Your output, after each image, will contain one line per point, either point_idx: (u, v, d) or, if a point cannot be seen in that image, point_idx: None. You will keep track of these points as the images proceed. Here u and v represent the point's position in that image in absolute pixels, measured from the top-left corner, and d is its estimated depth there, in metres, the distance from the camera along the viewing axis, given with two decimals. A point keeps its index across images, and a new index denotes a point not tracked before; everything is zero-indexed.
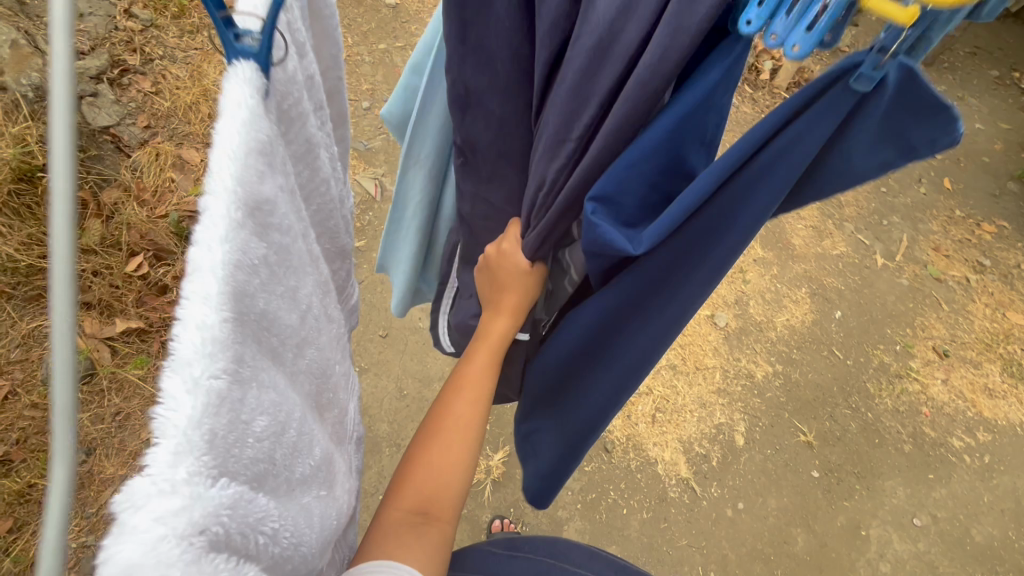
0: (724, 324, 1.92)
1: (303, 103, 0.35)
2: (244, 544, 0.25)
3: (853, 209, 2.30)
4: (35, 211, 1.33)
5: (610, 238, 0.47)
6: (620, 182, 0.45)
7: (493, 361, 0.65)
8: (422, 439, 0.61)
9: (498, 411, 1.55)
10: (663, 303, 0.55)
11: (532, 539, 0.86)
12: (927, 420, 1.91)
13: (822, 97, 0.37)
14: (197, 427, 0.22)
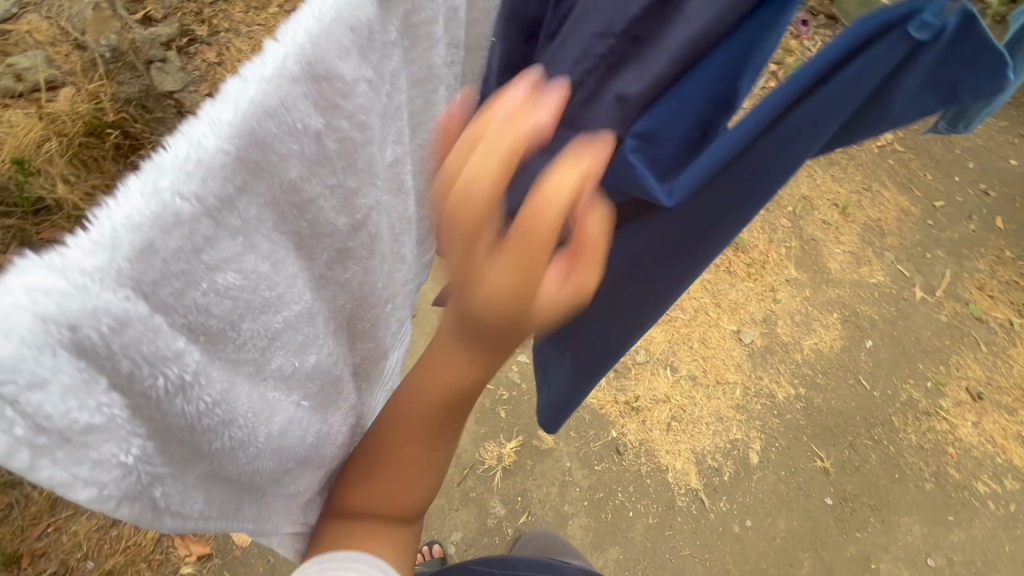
0: (749, 341, 1.90)
1: (432, 26, 0.45)
2: (134, 373, 0.27)
3: (895, 239, 2.24)
4: (100, 164, 1.38)
5: (642, 179, 0.49)
6: (663, 122, 0.47)
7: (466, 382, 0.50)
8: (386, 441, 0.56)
9: (515, 401, 1.56)
10: (690, 239, 0.57)
11: (527, 560, 0.89)
12: (953, 461, 1.85)
13: (871, 48, 0.39)
14: (140, 220, 0.24)
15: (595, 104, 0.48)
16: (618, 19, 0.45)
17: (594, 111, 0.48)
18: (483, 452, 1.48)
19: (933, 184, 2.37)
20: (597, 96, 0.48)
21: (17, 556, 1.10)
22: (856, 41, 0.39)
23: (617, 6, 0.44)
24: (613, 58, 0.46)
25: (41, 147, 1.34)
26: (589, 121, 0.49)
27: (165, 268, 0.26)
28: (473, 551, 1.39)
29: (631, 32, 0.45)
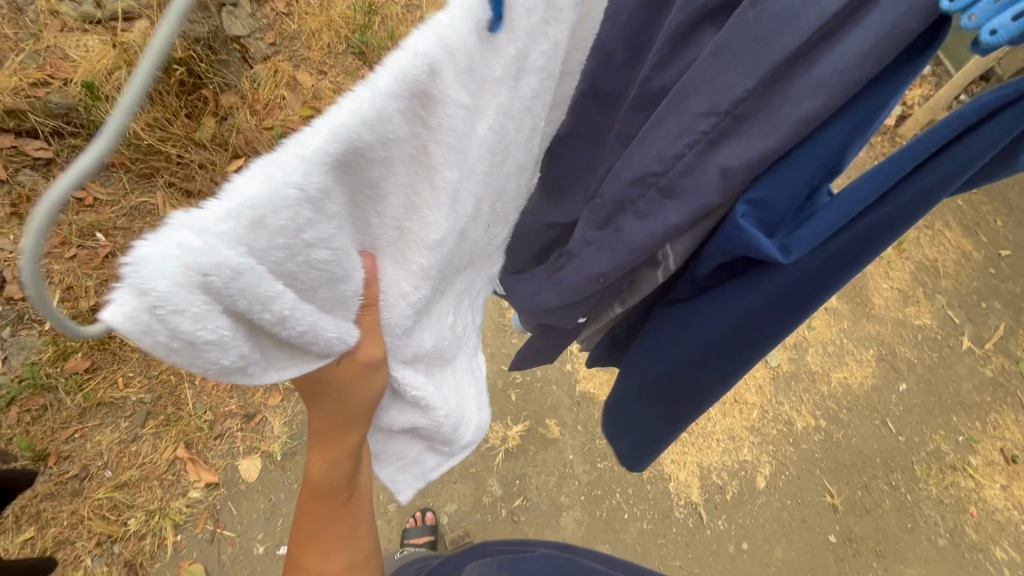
0: (775, 364, 1.84)
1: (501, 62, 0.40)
2: (241, 330, 0.30)
3: (950, 282, 2.12)
4: (163, 98, 1.42)
5: (755, 240, 0.44)
6: (779, 188, 0.43)
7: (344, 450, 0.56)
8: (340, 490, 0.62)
9: (528, 386, 1.57)
10: (801, 303, 0.52)
11: (539, 539, 0.90)
12: (972, 521, 1.77)
13: (998, 117, 0.40)
14: (252, 205, 0.27)
15: (694, 176, 0.44)
16: (723, 98, 0.41)
17: (690, 183, 0.44)
18: (488, 431, 1.49)
19: (1002, 231, 2.22)
20: (696, 169, 0.44)
21: (45, 453, 1.18)
22: (981, 112, 0.40)
23: (724, 86, 0.41)
24: (716, 134, 0.42)
25: (110, 74, 1.37)
26: (683, 192, 0.45)
27: (271, 245, 0.29)
28: (464, 526, 1.40)
29: (736, 109, 0.41)
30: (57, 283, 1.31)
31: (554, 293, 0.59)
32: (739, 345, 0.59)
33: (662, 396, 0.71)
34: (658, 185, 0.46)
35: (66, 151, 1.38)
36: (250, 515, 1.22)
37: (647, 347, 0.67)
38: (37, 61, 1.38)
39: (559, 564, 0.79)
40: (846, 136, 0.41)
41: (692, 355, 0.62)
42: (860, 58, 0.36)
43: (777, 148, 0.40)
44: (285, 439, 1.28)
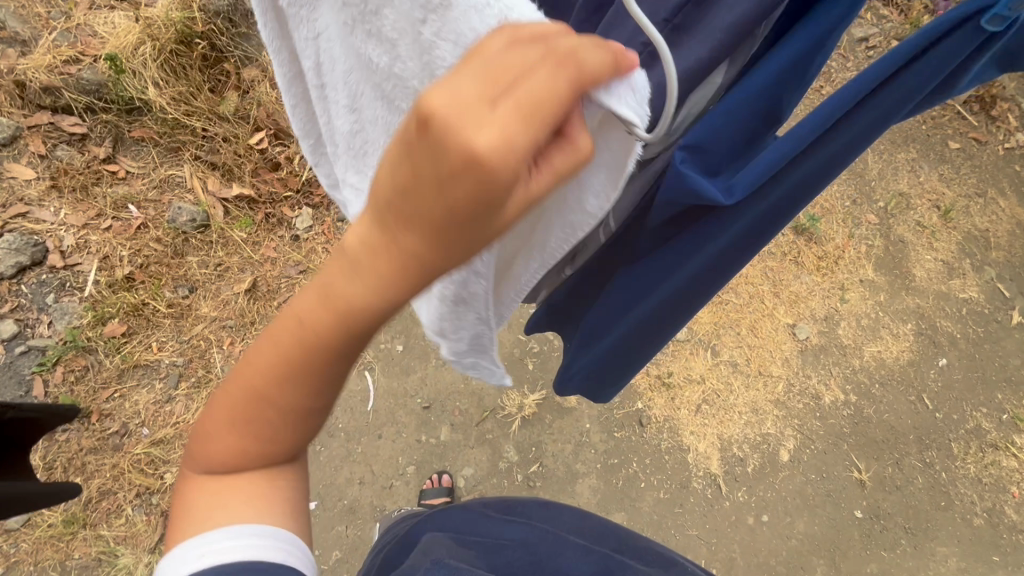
0: (804, 337, 1.78)
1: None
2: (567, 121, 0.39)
3: (1000, 253, 2.00)
4: (189, 72, 1.46)
5: (697, 186, 0.49)
6: (714, 130, 0.47)
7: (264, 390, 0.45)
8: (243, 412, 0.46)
9: (545, 355, 1.56)
10: (762, 228, 0.58)
11: (528, 508, 0.86)
12: (1014, 501, 1.69)
13: (936, 48, 0.43)
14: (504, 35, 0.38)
15: None
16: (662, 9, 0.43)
17: None
18: (505, 399, 1.49)
19: None
20: None
21: (88, 411, 1.27)
22: (919, 47, 0.44)
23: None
24: (656, 47, 0.43)
25: (136, 50, 1.42)
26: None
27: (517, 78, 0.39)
28: (480, 490, 1.41)
29: (674, 20, 0.43)
30: (95, 253, 1.38)
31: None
32: (699, 279, 0.64)
33: (630, 342, 0.77)
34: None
35: (99, 127, 1.44)
36: None
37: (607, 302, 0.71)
38: (69, 38, 1.44)
39: (536, 550, 0.73)
40: (781, 71, 0.45)
41: (659, 297, 0.68)
42: None
43: (711, 56, 0.43)
44: None
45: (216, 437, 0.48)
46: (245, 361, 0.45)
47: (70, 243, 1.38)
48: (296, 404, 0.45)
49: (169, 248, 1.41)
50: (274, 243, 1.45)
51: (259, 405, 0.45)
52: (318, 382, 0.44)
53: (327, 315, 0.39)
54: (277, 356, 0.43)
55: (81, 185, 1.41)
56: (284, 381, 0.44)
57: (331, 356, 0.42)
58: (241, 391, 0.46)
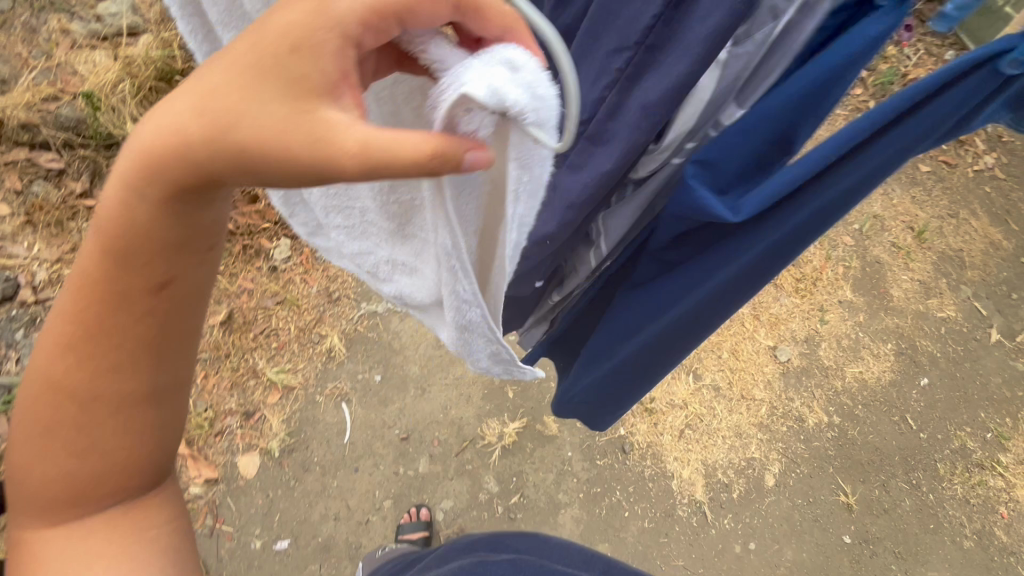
0: (785, 359, 1.79)
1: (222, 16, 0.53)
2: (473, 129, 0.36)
3: (976, 273, 2.04)
4: None
5: (708, 205, 0.48)
6: (726, 149, 0.47)
7: (59, 399, 0.40)
8: (44, 434, 0.41)
9: (525, 383, 1.55)
10: (768, 256, 0.55)
11: (518, 540, 0.80)
12: (1003, 522, 1.67)
13: (963, 83, 0.41)
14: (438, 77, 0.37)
15: (618, 117, 0.45)
16: (632, 34, 0.43)
17: (616, 125, 0.46)
18: (485, 428, 1.47)
19: None
20: (618, 109, 0.45)
21: None
22: (949, 77, 0.40)
23: (630, 23, 0.43)
24: (631, 71, 0.43)
25: (116, 86, 1.43)
26: (610, 137, 0.46)
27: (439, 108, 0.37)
28: (460, 523, 1.38)
29: (646, 40, 0.42)
30: None
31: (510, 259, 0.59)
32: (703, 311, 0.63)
33: (628, 370, 0.76)
34: (585, 133, 0.49)
35: (77, 162, 1.44)
36: (248, 510, 1.31)
37: (608, 322, 0.70)
38: (49, 77, 1.46)
39: (519, 567, 0.67)
40: (800, 99, 0.42)
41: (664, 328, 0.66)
42: None
43: (693, 70, 0.40)
44: (283, 436, 1.39)
45: (29, 467, 0.42)
46: (35, 364, 0.41)
47: (42, 279, 1.37)
48: (112, 385, 0.41)
49: None
50: (252, 274, 1.54)
51: (64, 402, 0.41)
52: (125, 348, 0.40)
53: (111, 250, 0.37)
54: (64, 325, 0.40)
55: (56, 220, 1.41)
56: (79, 357, 0.40)
57: (123, 299, 0.39)
58: (38, 402, 0.41)
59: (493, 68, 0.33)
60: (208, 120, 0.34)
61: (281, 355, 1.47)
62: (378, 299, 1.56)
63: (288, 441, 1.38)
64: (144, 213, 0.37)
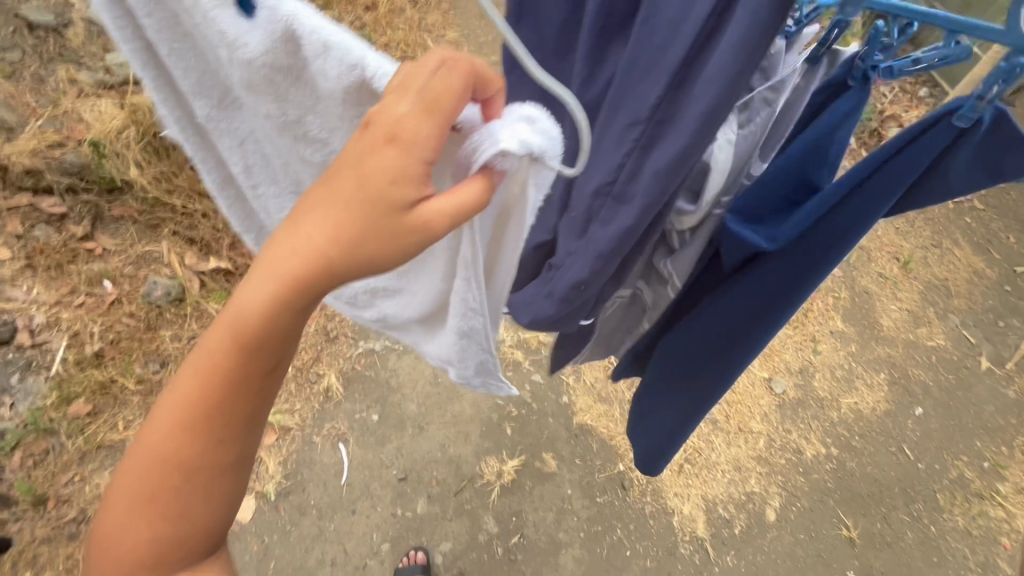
0: (780, 391, 1.80)
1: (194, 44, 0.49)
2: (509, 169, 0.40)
3: (963, 302, 2.09)
4: (171, 153, 1.51)
5: (746, 237, 0.53)
6: (761, 189, 0.52)
7: (170, 476, 0.42)
8: (142, 511, 0.42)
9: (524, 419, 1.55)
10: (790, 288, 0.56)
11: None
12: (1005, 553, 1.66)
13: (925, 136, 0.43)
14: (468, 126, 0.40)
15: (637, 180, 0.46)
16: (642, 108, 0.45)
17: (636, 188, 0.47)
18: (483, 466, 1.46)
19: (1017, 248, 2.23)
20: (637, 174, 0.46)
21: (45, 497, 1.20)
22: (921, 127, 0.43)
23: (642, 97, 0.45)
24: (646, 139, 0.45)
25: (120, 133, 1.44)
26: (632, 197, 0.47)
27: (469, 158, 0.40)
28: (459, 565, 1.35)
29: (656, 115, 0.44)
30: (66, 330, 1.37)
31: (545, 306, 0.60)
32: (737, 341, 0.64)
33: (671, 396, 0.78)
34: (612, 192, 0.50)
35: (78, 207, 1.47)
36: (243, 557, 1.28)
37: (667, 339, 0.71)
38: (55, 125, 1.50)
39: None
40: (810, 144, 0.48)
41: (711, 353, 0.67)
42: (735, 47, 0.35)
43: (697, 143, 0.41)
44: (279, 479, 1.37)
45: (119, 535, 0.42)
46: (146, 432, 0.42)
47: (40, 321, 1.37)
48: (216, 460, 0.42)
49: (142, 322, 1.41)
50: None
51: (171, 474, 0.42)
52: (233, 427, 0.42)
53: (236, 337, 0.40)
54: (181, 404, 0.41)
55: (56, 263, 1.42)
56: (191, 437, 0.41)
57: (242, 379, 0.41)
58: (143, 470, 0.42)
59: (520, 124, 0.37)
60: (350, 229, 0.37)
61: (278, 396, 1.46)
62: (376, 337, 1.57)
63: (284, 484, 1.37)
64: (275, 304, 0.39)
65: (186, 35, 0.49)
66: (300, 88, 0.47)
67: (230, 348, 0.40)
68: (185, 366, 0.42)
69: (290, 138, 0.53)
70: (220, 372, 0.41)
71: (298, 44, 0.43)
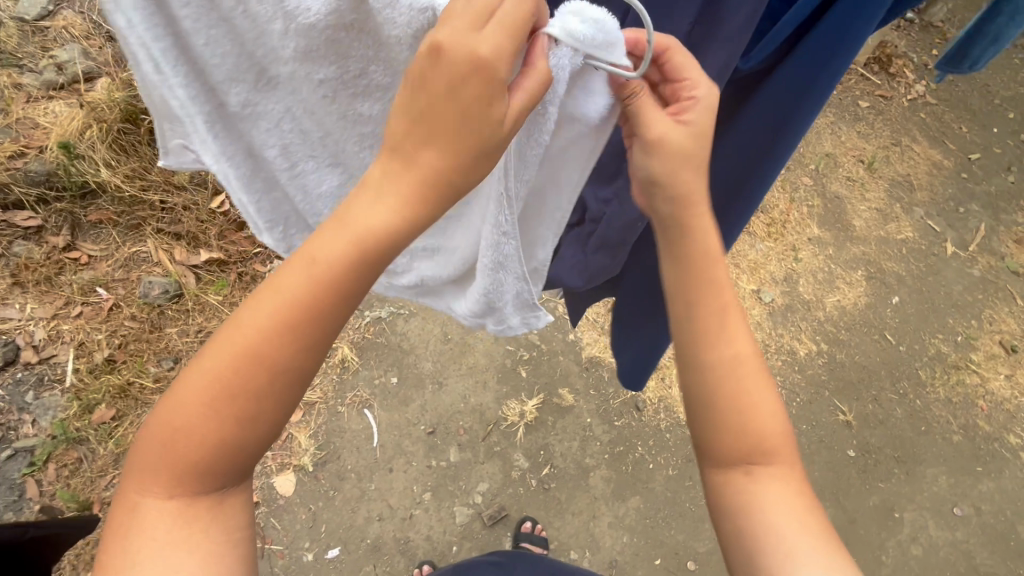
0: (769, 300, 1.90)
1: (233, 28, 0.56)
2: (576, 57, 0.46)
3: (926, 194, 2.20)
4: (138, 149, 1.48)
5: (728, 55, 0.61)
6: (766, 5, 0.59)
7: (251, 370, 0.45)
8: (215, 398, 0.45)
9: (536, 360, 1.62)
10: (781, 121, 0.62)
11: None
12: (983, 414, 1.83)
13: None
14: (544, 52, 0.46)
15: None
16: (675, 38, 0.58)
17: None
18: (505, 409, 1.53)
19: (968, 137, 2.36)
20: None
21: (89, 503, 1.20)
22: None
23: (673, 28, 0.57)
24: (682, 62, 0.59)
25: (83, 133, 1.42)
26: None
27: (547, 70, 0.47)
28: (499, 501, 1.43)
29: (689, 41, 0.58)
30: (70, 341, 1.36)
31: (600, 257, 0.72)
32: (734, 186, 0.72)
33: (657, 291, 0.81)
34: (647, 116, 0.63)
35: (54, 216, 1.42)
36: (294, 527, 1.33)
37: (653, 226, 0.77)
38: (11, 134, 1.43)
39: None
40: None
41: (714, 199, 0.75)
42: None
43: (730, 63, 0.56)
44: (313, 451, 1.41)
45: (190, 426, 0.45)
46: (236, 330, 0.45)
47: (41, 337, 1.35)
48: (292, 369, 0.45)
49: (146, 323, 1.40)
50: None
51: (252, 373, 0.45)
52: (322, 337, 0.46)
53: (351, 244, 0.44)
54: (282, 304, 0.45)
55: (45, 277, 1.39)
56: (285, 336, 0.45)
57: (336, 288, 0.45)
58: (226, 364, 0.45)
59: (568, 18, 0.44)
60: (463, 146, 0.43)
61: None
62: (380, 305, 1.60)
63: (319, 455, 1.41)
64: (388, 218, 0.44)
65: (219, 21, 0.56)
66: (359, 41, 0.52)
67: (339, 256, 0.44)
68: (287, 267, 0.45)
69: (346, 97, 0.58)
70: (326, 275, 0.44)
71: (331, 18, 0.50)
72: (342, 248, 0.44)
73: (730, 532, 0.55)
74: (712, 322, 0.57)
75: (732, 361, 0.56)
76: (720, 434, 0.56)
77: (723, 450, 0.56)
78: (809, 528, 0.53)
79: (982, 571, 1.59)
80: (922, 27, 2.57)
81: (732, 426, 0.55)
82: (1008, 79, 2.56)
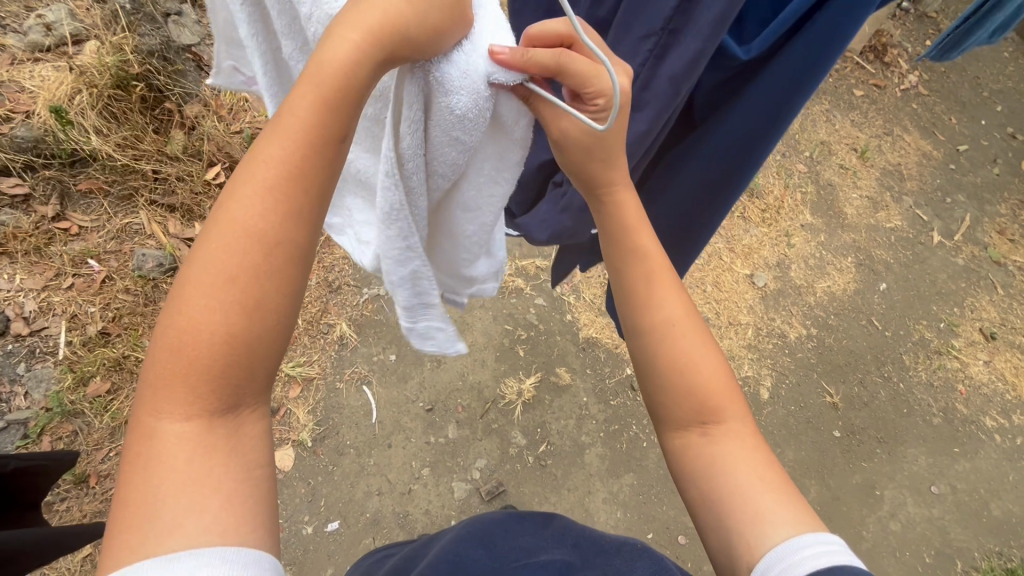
0: (762, 284, 1.93)
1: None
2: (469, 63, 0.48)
3: (916, 183, 2.24)
4: (128, 116, 1.44)
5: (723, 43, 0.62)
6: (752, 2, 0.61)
7: (251, 250, 0.41)
8: (214, 289, 0.41)
9: (533, 340, 1.63)
10: (766, 123, 0.64)
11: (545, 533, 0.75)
12: (961, 397, 1.89)
13: None
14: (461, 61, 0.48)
15: (650, 88, 0.60)
16: (657, 21, 0.57)
17: (650, 94, 0.60)
18: (503, 387, 1.54)
19: (958, 128, 2.39)
20: (651, 82, 0.60)
21: (85, 476, 1.20)
22: None
23: (656, 13, 0.57)
24: (659, 49, 0.58)
25: (73, 98, 1.38)
26: (646, 104, 0.61)
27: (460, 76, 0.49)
28: (496, 476, 1.45)
29: (669, 26, 0.56)
30: (62, 313, 1.33)
31: (564, 218, 0.71)
32: (717, 187, 0.74)
33: None
34: None
35: (41, 184, 1.38)
36: (293, 500, 1.34)
37: None
38: None
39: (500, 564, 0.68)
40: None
41: (697, 200, 0.77)
42: None
43: (706, 46, 0.54)
44: (312, 426, 1.41)
45: (195, 330, 0.41)
46: (229, 209, 0.42)
47: (32, 308, 1.32)
48: (292, 241, 0.42)
49: (140, 296, 1.37)
50: None
51: (250, 250, 0.41)
52: (316, 208, 0.44)
53: (325, 98, 0.42)
54: (272, 177, 0.42)
55: (34, 247, 1.35)
56: (281, 209, 0.42)
57: (321, 141, 0.43)
58: (225, 248, 0.41)
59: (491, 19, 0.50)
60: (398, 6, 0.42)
61: (293, 350, 1.48)
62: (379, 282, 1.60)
63: (318, 431, 1.41)
64: (358, 69, 0.43)
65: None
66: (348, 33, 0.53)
67: (314, 113, 0.42)
68: (269, 140, 0.42)
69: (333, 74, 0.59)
70: (310, 134, 0.42)
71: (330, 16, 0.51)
72: (316, 103, 0.42)
73: (699, 497, 0.57)
74: (644, 277, 0.61)
75: (664, 327, 0.59)
76: (670, 396, 0.59)
77: (679, 415, 0.58)
78: (773, 486, 0.54)
79: (955, 546, 1.66)
80: (918, 17, 2.59)
81: (680, 391, 0.58)
82: (998, 72, 2.60)
